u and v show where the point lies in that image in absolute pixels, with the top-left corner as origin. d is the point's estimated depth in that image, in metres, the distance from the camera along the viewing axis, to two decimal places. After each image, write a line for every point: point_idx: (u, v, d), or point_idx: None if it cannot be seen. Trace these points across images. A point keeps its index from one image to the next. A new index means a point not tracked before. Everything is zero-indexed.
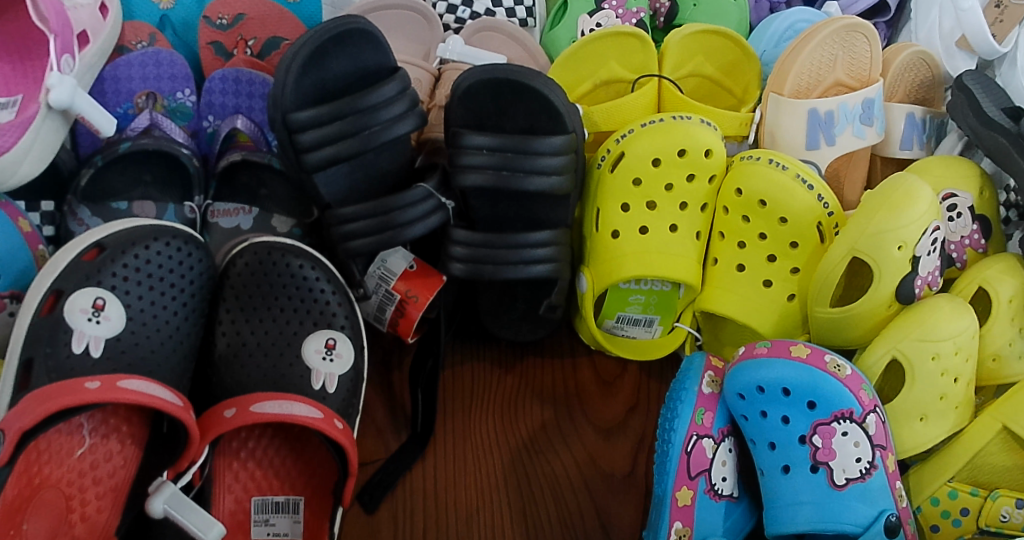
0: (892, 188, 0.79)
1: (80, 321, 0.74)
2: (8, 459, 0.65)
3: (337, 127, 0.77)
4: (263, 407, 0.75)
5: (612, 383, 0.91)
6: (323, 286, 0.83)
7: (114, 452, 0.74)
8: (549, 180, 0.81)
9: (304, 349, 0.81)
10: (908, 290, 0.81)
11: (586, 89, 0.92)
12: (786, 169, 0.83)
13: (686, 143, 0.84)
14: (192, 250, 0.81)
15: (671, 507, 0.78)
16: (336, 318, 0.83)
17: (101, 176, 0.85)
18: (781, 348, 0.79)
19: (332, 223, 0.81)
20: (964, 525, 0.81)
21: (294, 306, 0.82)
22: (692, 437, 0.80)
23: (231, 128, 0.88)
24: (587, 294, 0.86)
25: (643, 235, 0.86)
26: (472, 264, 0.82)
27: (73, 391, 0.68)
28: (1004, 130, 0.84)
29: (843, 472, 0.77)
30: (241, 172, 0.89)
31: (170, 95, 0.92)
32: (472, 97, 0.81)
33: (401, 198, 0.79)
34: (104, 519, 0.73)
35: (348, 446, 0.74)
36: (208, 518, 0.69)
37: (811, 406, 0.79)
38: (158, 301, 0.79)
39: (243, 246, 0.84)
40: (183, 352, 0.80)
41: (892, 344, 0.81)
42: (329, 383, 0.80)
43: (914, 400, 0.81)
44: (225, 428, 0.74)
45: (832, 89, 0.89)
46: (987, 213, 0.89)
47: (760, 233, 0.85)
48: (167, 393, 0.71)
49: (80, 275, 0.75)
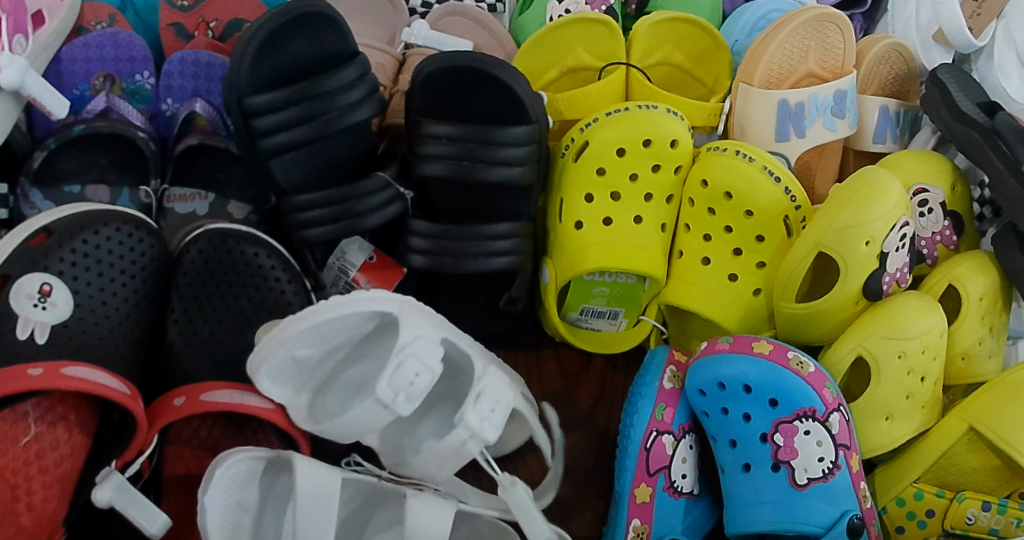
0: (860, 182, 0.78)
1: (26, 306, 0.70)
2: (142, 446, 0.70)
3: (296, 112, 0.76)
4: (75, 370, 0.67)
5: (577, 377, 0.87)
6: (140, 239, 0.76)
7: (61, 441, 0.71)
8: (511, 171, 0.78)
9: (70, 302, 0.73)
10: (876, 286, 0.79)
11: (551, 77, 0.88)
12: (754, 161, 0.80)
13: (651, 133, 0.80)
14: (232, 110, 0.76)
15: (629, 504, 0.76)
16: (286, 295, 0.78)
17: (55, 159, 0.81)
18: (743, 344, 0.77)
19: (256, 130, 0.77)
20: (930, 526, 0.81)
21: (85, 261, 0.74)
22: (652, 433, 0.78)
23: (189, 112, 0.83)
24: (549, 286, 0.83)
25: (607, 227, 0.82)
26: (433, 256, 0.79)
27: (169, 410, 0.72)
28: (977, 125, 0.83)
29: (805, 471, 0.76)
30: (198, 156, 0.84)
31: (129, 77, 0.87)
32: (433, 85, 0.79)
33: (331, 82, 0.77)
34: (51, 509, 0.69)
35: (298, 435, 0.73)
36: (153, 509, 0.67)
37: (773, 404, 0.77)
38: (107, 287, 0.75)
39: (253, 118, 0.76)
40: (134, 340, 0.76)
41: (857, 342, 0.79)
42: (39, 334, 0.70)
43: (880, 400, 0.80)
44: (26, 388, 0.65)
45: (805, 81, 0.87)
46: (959, 209, 0.87)
47: (726, 227, 0.83)
48: (113, 381, 0.68)
49: (25, 260, 0.71)
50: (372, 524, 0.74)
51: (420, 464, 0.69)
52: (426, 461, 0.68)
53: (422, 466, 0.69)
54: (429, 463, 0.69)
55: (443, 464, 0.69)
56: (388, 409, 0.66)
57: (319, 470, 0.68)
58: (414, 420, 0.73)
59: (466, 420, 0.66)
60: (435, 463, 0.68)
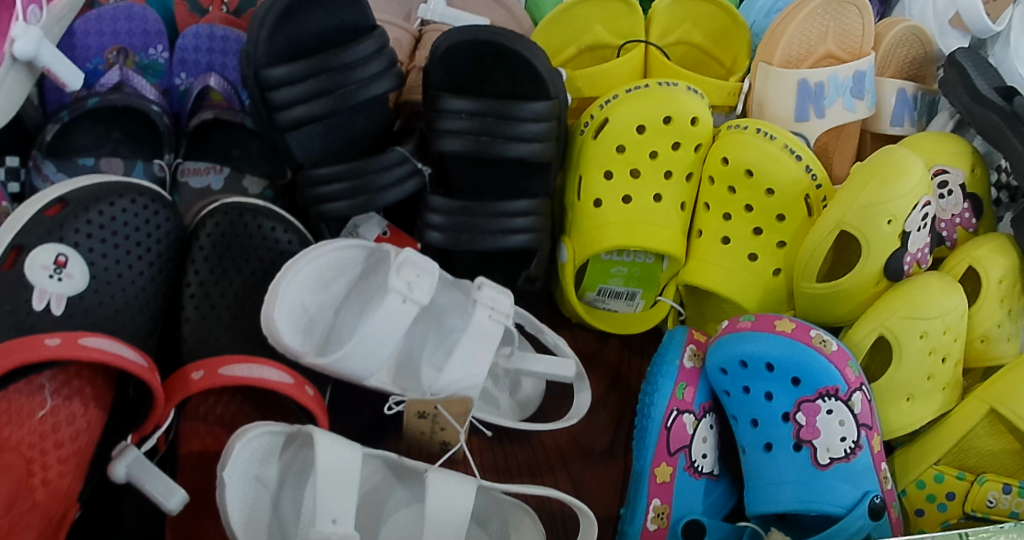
0: (881, 161, 0.77)
1: (42, 278, 0.68)
2: (157, 422, 0.69)
3: (313, 85, 0.75)
4: (92, 340, 0.65)
5: (593, 357, 0.87)
6: (154, 212, 0.76)
7: (77, 415, 0.70)
8: (530, 147, 0.77)
9: (86, 273, 0.72)
10: (897, 266, 0.79)
11: (569, 55, 0.88)
12: (775, 139, 0.80)
13: (672, 110, 0.80)
14: (249, 83, 0.75)
15: (649, 484, 0.75)
16: None
17: (69, 132, 0.80)
18: (765, 323, 0.76)
19: (272, 104, 0.75)
20: (950, 509, 0.80)
21: (101, 233, 0.73)
22: (673, 412, 0.77)
23: (203, 86, 0.83)
24: (567, 265, 0.82)
25: (627, 205, 0.81)
26: (452, 233, 0.78)
27: (185, 385, 0.70)
28: (997, 108, 0.83)
29: (828, 451, 0.74)
30: (213, 131, 0.84)
31: (142, 51, 0.86)
32: (452, 60, 0.78)
33: (349, 55, 0.76)
34: (66, 485, 0.68)
35: (318, 413, 0.71)
36: (171, 483, 0.65)
37: (795, 383, 0.76)
38: (123, 259, 0.74)
39: (269, 90, 0.75)
40: (148, 313, 0.75)
41: (878, 321, 0.78)
42: (56, 305, 0.69)
43: (901, 380, 0.79)
44: (43, 358, 0.63)
45: (823, 62, 0.86)
46: (978, 192, 0.87)
47: (746, 205, 0.82)
48: (130, 352, 0.67)
49: (41, 230, 0.69)
50: (388, 505, 0.73)
51: (452, 372, 0.72)
52: (458, 364, 0.72)
53: (453, 378, 0.73)
54: (460, 367, 0.73)
55: (473, 367, 0.73)
56: (406, 305, 0.71)
57: (338, 446, 0.67)
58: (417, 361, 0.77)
59: (480, 299, 0.74)
60: (466, 364, 0.73)
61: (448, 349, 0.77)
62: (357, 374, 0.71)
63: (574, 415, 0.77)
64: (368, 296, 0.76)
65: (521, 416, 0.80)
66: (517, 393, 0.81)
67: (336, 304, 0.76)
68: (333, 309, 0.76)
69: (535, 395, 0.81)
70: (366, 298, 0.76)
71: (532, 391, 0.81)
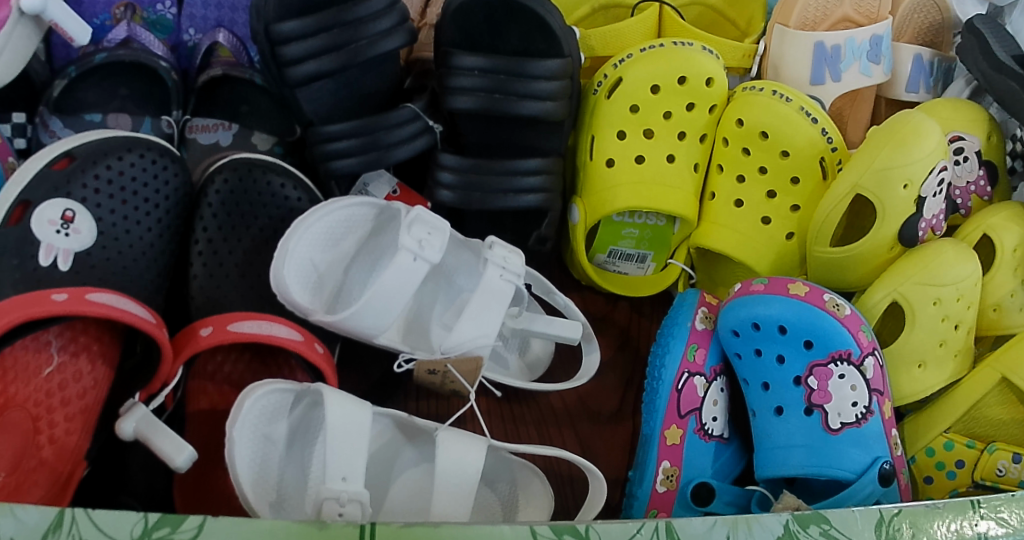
0: (900, 124, 0.75)
1: (49, 233, 0.68)
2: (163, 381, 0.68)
3: (323, 41, 0.74)
4: (99, 296, 0.64)
5: (601, 319, 0.86)
6: (163, 167, 0.75)
7: (84, 372, 0.69)
8: (543, 105, 0.77)
9: (93, 229, 0.71)
10: (912, 232, 0.77)
11: (582, 14, 0.88)
12: (791, 102, 0.79)
13: (686, 70, 0.80)
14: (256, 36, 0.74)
15: (658, 446, 0.75)
16: None
17: (75, 88, 0.78)
18: (778, 286, 0.76)
19: (280, 59, 0.74)
20: (959, 477, 0.79)
21: (109, 188, 0.72)
22: (684, 374, 0.76)
23: (212, 43, 0.83)
24: (578, 227, 0.81)
25: (639, 165, 0.81)
26: (463, 192, 0.77)
27: (194, 340, 0.70)
28: (1014, 74, 0.80)
29: (839, 416, 0.74)
30: (221, 88, 0.83)
31: (149, 7, 0.86)
32: (465, 17, 0.77)
33: (360, 10, 0.74)
34: (74, 442, 0.68)
35: (325, 369, 0.70)
36: (178, 440, 0.64)
37: (808, 346, 0.75)
38: (130, 216, 0.73)
39: (278, 45, 0.74)
40: (156, 270, 0.75)
41: (892, 286, 0.77)
42: (62, 261, 0.68)
43: (913, 345, 0.78)
44: (49, 313, 0.62)
45: (840, 25, 0.85)
46: (994, 159, 0.86)
47: (760, 167, 0.81)
48: (138, 309, 0.66)
49: (48, 185, 0.68)
50: (397, 465, 0.73)
51: (462, 331, 0.72)
52: (469, 323, 0.72)
53: (463, 337, 0.72)
54: (471, 326, 0.72)
55: (483, 326, 0.72)
56: (416, 262, 0.70)
57: (347, 403, 0.67)
58: (426, 322, 0.77)
59: (491, 258, 0.73)
60: (476, 323, 0.72)
61: (458, 311, 0.78)
62: (366, 331, 0.70)
63: (583, 376, 0.77)
64: (378, 256, 0.76)
65: (531, 377, 0.81)
66: (526, 354, 0.81)
67: (346, 262, 0.75)
68: (343, 267, 0.75)
69: (545, 355, 0.81)
70: (376, 258, 0.76)
71: (541, 351, 0.81)
